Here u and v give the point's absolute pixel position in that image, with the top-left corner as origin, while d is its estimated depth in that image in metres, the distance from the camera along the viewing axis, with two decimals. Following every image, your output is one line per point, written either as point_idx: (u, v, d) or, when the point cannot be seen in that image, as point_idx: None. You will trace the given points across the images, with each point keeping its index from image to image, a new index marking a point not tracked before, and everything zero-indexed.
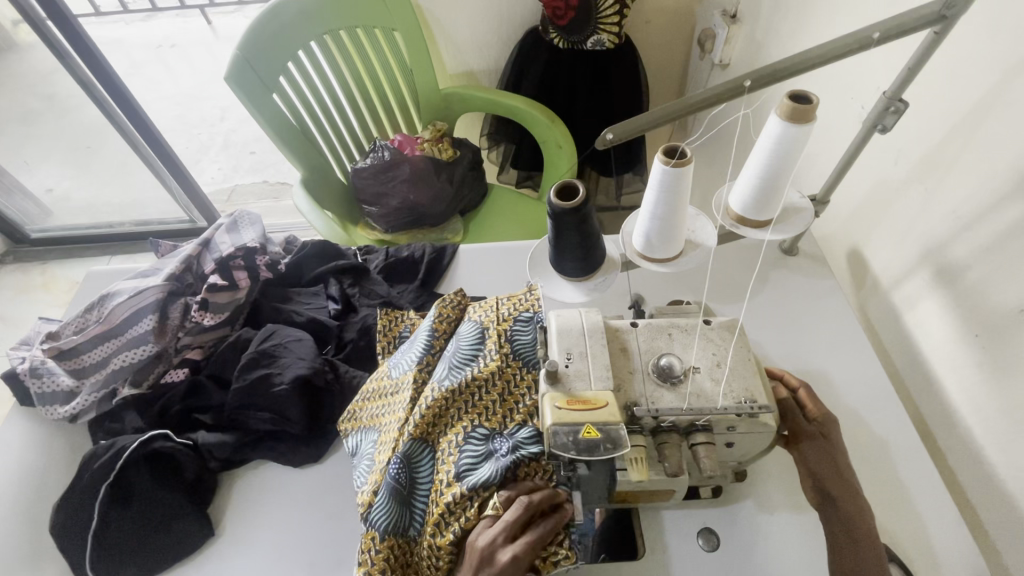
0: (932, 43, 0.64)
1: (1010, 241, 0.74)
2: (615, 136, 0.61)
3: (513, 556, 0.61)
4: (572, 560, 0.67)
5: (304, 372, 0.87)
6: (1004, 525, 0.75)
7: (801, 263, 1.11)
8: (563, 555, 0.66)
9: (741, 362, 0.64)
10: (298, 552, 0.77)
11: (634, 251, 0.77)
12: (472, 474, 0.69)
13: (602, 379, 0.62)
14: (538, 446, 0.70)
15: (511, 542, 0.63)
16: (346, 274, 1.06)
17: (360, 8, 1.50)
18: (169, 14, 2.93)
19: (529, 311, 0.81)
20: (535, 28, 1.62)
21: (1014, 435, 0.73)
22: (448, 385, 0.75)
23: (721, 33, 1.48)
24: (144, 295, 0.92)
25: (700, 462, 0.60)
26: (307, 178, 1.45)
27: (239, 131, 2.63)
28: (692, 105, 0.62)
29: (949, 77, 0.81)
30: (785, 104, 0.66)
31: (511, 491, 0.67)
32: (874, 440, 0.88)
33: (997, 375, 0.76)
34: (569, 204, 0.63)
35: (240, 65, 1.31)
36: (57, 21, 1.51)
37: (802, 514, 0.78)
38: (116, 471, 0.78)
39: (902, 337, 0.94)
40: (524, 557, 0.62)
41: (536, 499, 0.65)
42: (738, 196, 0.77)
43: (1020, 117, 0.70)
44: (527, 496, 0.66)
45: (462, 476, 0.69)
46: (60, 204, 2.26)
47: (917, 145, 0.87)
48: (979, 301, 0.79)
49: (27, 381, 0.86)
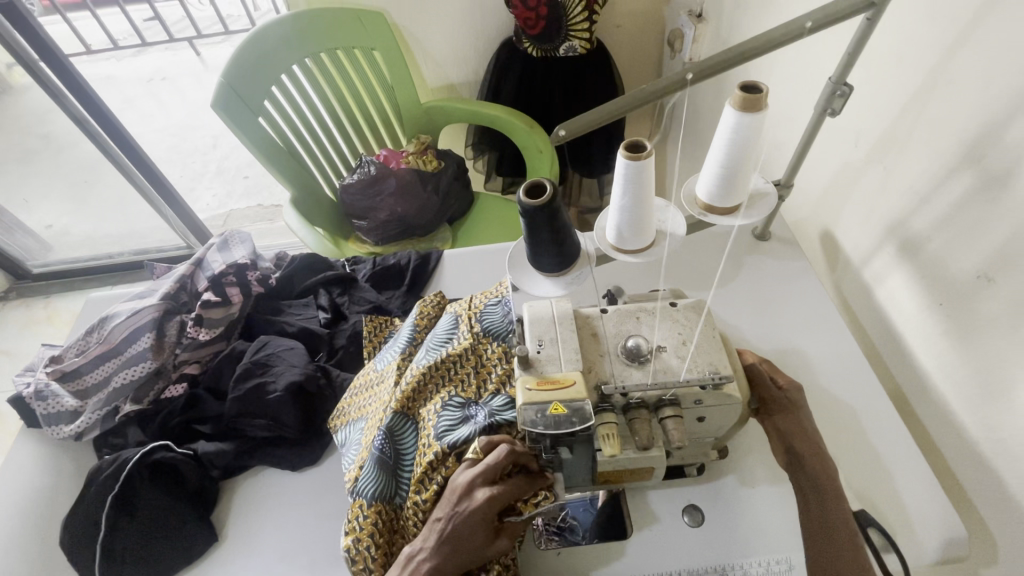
0: (867, 29, 0.68)
1: (962, 211, 0.78)
2: (567, 132, 0.65)
3: (488, 496, 0.64)
4: (553, 501, 0.69)
5: (297, 378, 0.91)
6: (982, 484, 0.79)
7: (775, 246, 1.13)
8: (542, 496, 0.68)
9: (706, 339, 0.67)
10: (300, 549, 0.80)
11: (609, 244, 0.82)
12: (451, 435, 0.73)
13: (571, 361, 0.65)
14: (514, 412, 0.73)
15: (489, 484, 0.66)
16: (334, 284, 1.10)
17: (340, 30, 1.55)
18: (159, 48, 3.05)
19: (497, 296, 0.86)
20: (508, 38, 1.68)
21: (986, 396, 0.77)
22: (425, 363, 0.79)
23: (688, 32, 1.53)
24: (141, 314, 0.96)
25: (668, 435, 0.62)
26: (296, 197, 1.49)
27: (231, 156, 2.68)
28: (639, 98, 0.64)
29: (896, 60, 0.85)
30: (737, 95, 0.71)
31: (493, 436, 0.69)
32: (856, 411, 0.89)
33: (963, 341, 0.79)
34: (539, 201, 0.66)
35: (226, 92, 1.37)
36: (49, 60, 1.57)
37: (783, 484, 0.81)
38: (121, 481, 0.81)
39: (876, 311, 0.98)
40: (499, 498, 0.64)
41: (518, 449, 0.67)
42: (704, 186, 0.81)
43: (959, 95, 0.75)
44: (511, 444, 0.68)
45: (441, 437, 0.73)
46: (59, 239, 2.31)
47: (873, 126, 0.91)
48: (939, 270, 0.83)
49: (33, 404, 0.89)
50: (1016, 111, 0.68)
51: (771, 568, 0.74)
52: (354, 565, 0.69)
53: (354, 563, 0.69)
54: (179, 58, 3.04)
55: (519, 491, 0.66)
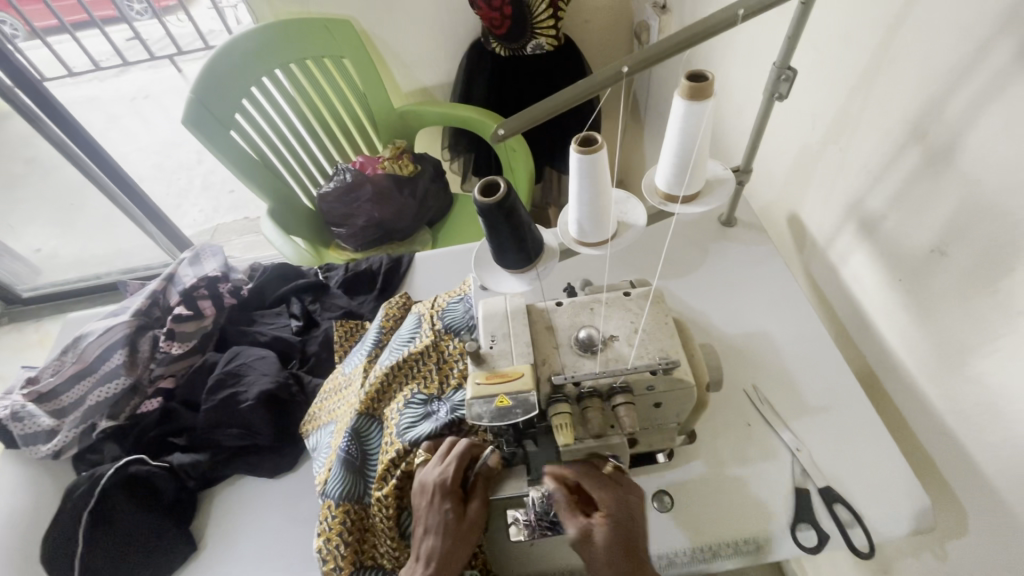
0: (802, 14, 0.69)
1: (912, 187, 0.79)
2: (507, 131, 0.68)
3: (436, 475, 0.68)
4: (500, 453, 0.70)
5: (268, 387, 0.93)
6: (950, 458, 0.80)
7: (741, 232, 1.14)
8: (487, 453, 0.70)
9: (655, 325, 0.69)
10: (277, 554, 0.81)
11: (571, 238, 0.83)
12: (412, 431, 0.76)
13: (523, 356, 0.66)
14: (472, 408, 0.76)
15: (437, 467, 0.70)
16: (306, 292, 1.12)
17: (308, 40, 1.56)
18: (142, 67, 3.08)
19: (459, 295, 0.89)
20: (477, 40, 1.69)
21: (945, 368, 0.78)
22: (388, 362, 0.82)
23: (654, 23, 1.55)
24: (113, 331, 0.98)
25: (621, 421, 0.63)
26: (272, 208, 1.50)
27: (216, 171, 2.70)
28: (578, 93, 0.66)
29: (841, 43, 0.86)
30: (684, 84, 0.71)
31: (435, 441, 0.74)
32: (823, 391, 0.90)
33: (921, 315, 0.81)
34: (492, 200, 0.65)
35: (196, 107, 1.38)
36: (21, 84, 1.58)
37: (750, 467, 0.84)
38: (95, 496, 0.83)
39: (843, 291, 0.99)
40: (445, 470, 0.69)
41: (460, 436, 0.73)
42: (662, 175, 0.82)
43: (901, 74, 0.76)
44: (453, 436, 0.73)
45: (403, 434, 0.76)
46: (48, 262, 2.31)
47: (826, 109, 0.92)
48: (897, 247, 0.84)
49: (9, 425, 0.90)
50: (954, 87, 0.69)
51: (740, 548, 0.77)
52: (324, 565, 0.71)
53: (325, 563, 0.71)
54: (160, 76, 3.05)
55: (467, 461, 0.70)
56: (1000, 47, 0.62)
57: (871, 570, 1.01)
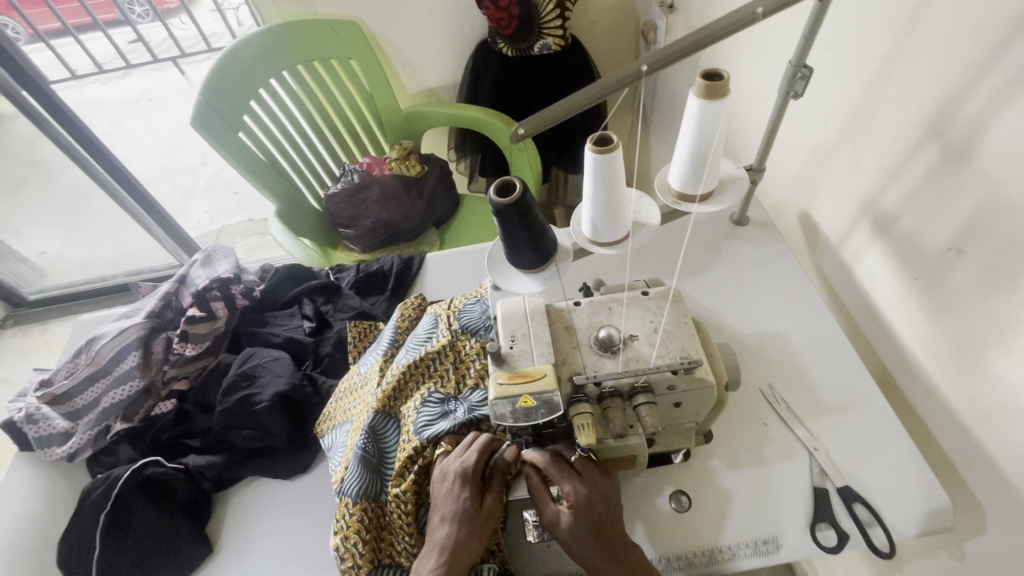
0: (819, 11, 0.68)
1: (927, 185, 0.78)
2: (526, 130, 0.67)
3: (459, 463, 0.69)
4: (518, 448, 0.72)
5: (282, 389, 0.93)
6: (967, 455, 0.79)
7: (753, 231, 1.14)
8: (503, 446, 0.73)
9: (675, 325, 0.69)
10: (293, 554, 0.80)
11: (584, 238, 0.83)
12: (429, 429, 0.75)
13: (543, 355, 0.66)
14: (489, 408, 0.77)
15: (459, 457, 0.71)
16: (318, 293, 1.12)
17: (315, 40, 1.56)
18: (145, 69, 3.08)
19: (475, 296, 0.89)
20: (483, 41, 1.69)
21: (962, 366, 0.78)
22: (405, 362, 0.82)
23: (661, 23, 1.55)
24: (127, 334, 0.98)
25: (643, 420, 0.63)
26: (281, 209, 1.50)
27: (220, 173, 2.70)
28: (596, 92, 0.65)
29: (855, 41, 0.86)
30: (699, 83, 0.71)
31: (456, 437, 0.75)
32: (839, 389, 0.90)
33: (938, 313, 0.80)
34: (509, 199, 0.65)
35: (204, 108, 1.38)
36: (29, 87, 1.58)
37: (766, 467, 0.83)
38: (112, 499, 0.82)
39: (856, 289, 0.98)
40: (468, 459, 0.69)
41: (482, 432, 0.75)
42: (675, 174, 0.82)
43: (917, 71, 0.76)
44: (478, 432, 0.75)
45: (420, 432, 0.76)
46: (53, 264, 2.32)
47: (839, 107, 0.92)
48: (911, 244, 0.83)
49: (23, 427, 0.90)
50: (972, 84, 0.68)
51: (758, 548, 0.77)
52: (342, 563, 0.71)
53: (343, 560, 0.71)
54: (164, 78, 3.06)
55: (490, 453, 0.71)
56: (1019, 44, 0.62)
57: (886, 570, 1.01)
